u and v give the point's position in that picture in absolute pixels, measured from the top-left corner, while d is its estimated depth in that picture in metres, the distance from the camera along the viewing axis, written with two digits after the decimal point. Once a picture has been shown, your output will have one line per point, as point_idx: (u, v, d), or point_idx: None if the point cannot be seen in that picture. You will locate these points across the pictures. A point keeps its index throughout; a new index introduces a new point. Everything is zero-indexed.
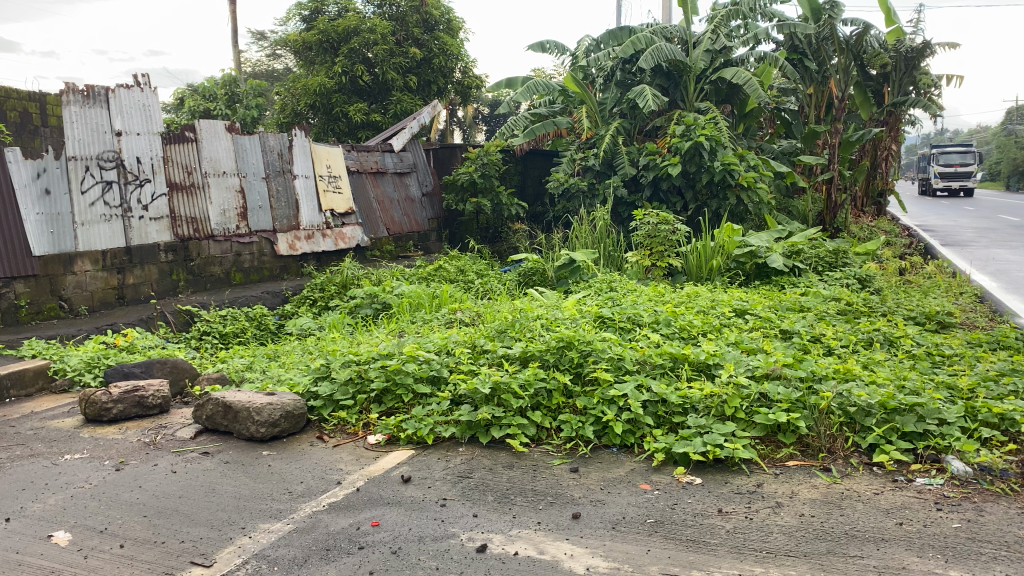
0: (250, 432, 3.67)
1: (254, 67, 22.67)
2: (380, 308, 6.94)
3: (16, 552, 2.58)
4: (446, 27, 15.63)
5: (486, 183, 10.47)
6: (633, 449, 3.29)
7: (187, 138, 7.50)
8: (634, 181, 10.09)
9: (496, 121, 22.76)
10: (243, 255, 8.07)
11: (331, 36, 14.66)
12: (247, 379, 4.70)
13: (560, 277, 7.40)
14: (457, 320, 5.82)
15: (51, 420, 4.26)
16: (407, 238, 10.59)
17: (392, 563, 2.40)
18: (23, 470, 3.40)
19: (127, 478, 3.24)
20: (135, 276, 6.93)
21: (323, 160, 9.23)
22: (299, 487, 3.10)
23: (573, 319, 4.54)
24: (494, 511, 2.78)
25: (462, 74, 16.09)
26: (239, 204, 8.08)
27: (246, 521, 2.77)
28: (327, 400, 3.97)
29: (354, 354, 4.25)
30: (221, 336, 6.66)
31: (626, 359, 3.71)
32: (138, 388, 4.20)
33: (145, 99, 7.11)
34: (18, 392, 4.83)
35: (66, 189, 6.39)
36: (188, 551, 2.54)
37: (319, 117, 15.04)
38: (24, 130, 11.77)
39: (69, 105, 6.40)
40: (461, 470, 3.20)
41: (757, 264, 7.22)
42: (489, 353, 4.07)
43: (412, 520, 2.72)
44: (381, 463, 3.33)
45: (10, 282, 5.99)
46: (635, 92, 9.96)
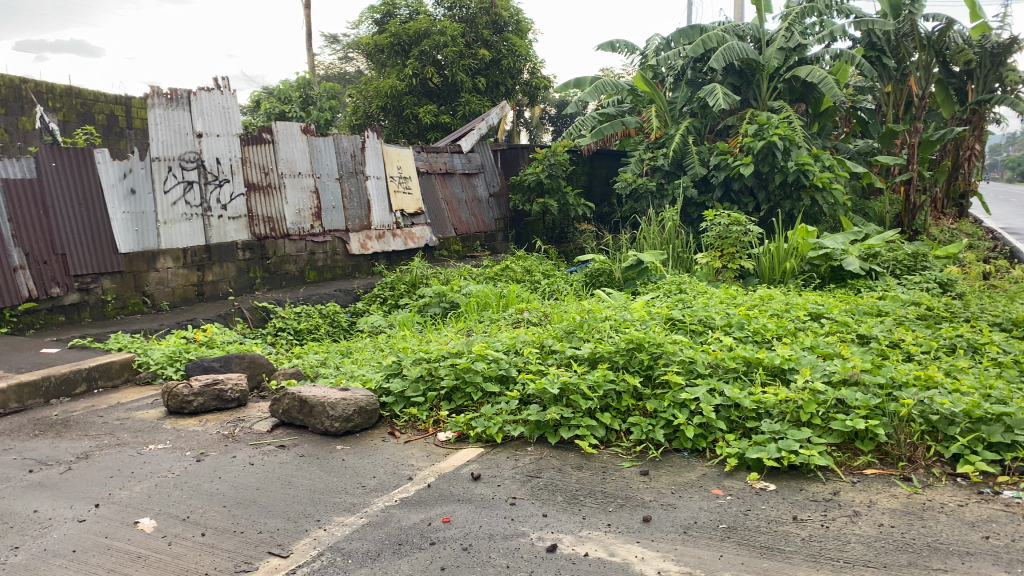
0: (324, 427, 3.75)
1: (327, 70, 23.16)
2: (448, 307, 7.00)
3: (105, 537, 2.69)
4: (515, 28, 15.65)
5: (553, 183, 10.48)
6: (705, 454, 3.26)
7: (264, 139, 7.72)
8: (704, 181, 9.96)
9: (563, 121, 22.76)
10: (318, 254, 8.28)
11: (402, 39, 14.86)
12: (322, 375, 4.84)
13: (627, 279, 7.33)
14: (524, 320, 5.83)
15: (136, 411, 4.43)
16: (474, 239, 10.68)
17: (463, 559, 2.42)
18: (110, 459, 3.55)
19: (208, 469, 3.35)
20: (214, 273, 7.18)
21: (393, 161, 9.38)
22: (372, 482, 3.15)
23: (643, 321, 4.50)
24: (564, 512, 2.78)
25: (531, 74, 16.10)
26: (314, 204, 8.28)
27: (321, 514, 2.83)
28: (398, 397, 4.04)
29: (425, 352, 4.29)
30: (296, 333, 6.82)
31: (698, 362, 3.64)
32: (217, 382, 4.34)
33: (225, 102, 7.33)
34: (105, 384, 5.06)
35: (150, 189, 6.66)
36: (265, 542, 2.61)
37: (390, 118, 15.24)
38: (111, 132, 12.24)
39: (154, 108, 6.65)
40: (531, 470, 3.21)
41: (832, 267, 7.03)
42: (557, 353, 4.06)
43: (482, 517, 2.74)
44: (451, 461, 3.36)
45: (98, 278, 6.30)
46: (706, 91, 9.82)
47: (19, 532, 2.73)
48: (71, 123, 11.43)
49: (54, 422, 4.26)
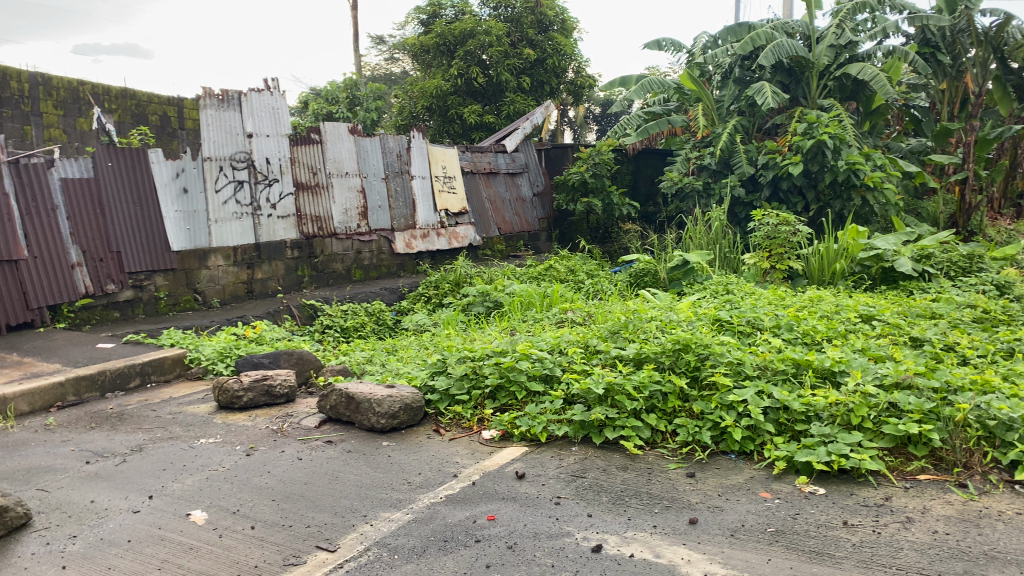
0: (371, 423, 3.79)
1: (373, 71, 23.35)
2: (492, 306, 7.02)
3: (158, 528, 2.75)
4: (560, 27, 15.62)
5: (597, 183, 10.42)
6: (753, 457, 3.22)
7: (313, 139, 7.84)
8: (752, 181, 9.83)
9: (607, 120, 22.68)
10: (364, 254, 8.43)
11: (448, 39, 14.94)
12: (368, 372, 4.91)
13: (672, 279, 7.27)
14: (568, 320, 5.82)
15: (187, 405, 4.53)
16: (518, 238, 10.70)
17: (508, 557, 2.42)
18: (163, 451, 3.63)
19: (257, 463, 3.41)
20: (263, 272, 7.36)
21: (439, 161, 9.43)
22: (418, 478, 3.18)
23: (689, 321, 4.45)
24: (609, 512, 2.77)
25: (576, 73, 16.05)
26: (360, 204, 8.39)
27: (368, 509, 2.86)
28: (443, 394, 4.07)
29: (470, 350, 4.31)
30: (342, 330, 6.89)
31: (746, 363, 3.59)
32: (266, 377, 4.41)
33: (275, 102, 7.45)
34: (158, 378, 5.18)
35: (202, 188, 6.82)
36: (313, 536, 2.65)
37: (435, 118, 15.33)
38: (163, 133, 12.52)
39: (205, 108, 6.78)
40: (575, 469, 3.20)
41: (884, 268, 6.90)
42: (602, 353, 4.04)
43: (527, 516, 2.75)
44: (495, 459, 3.38)
45: (152, 275, 6.49)
46: (754, 90, 9.69)
47: (77, 522, 2.81)
48: (125, 123, 11.72)
49: (110, 415, 4.37)
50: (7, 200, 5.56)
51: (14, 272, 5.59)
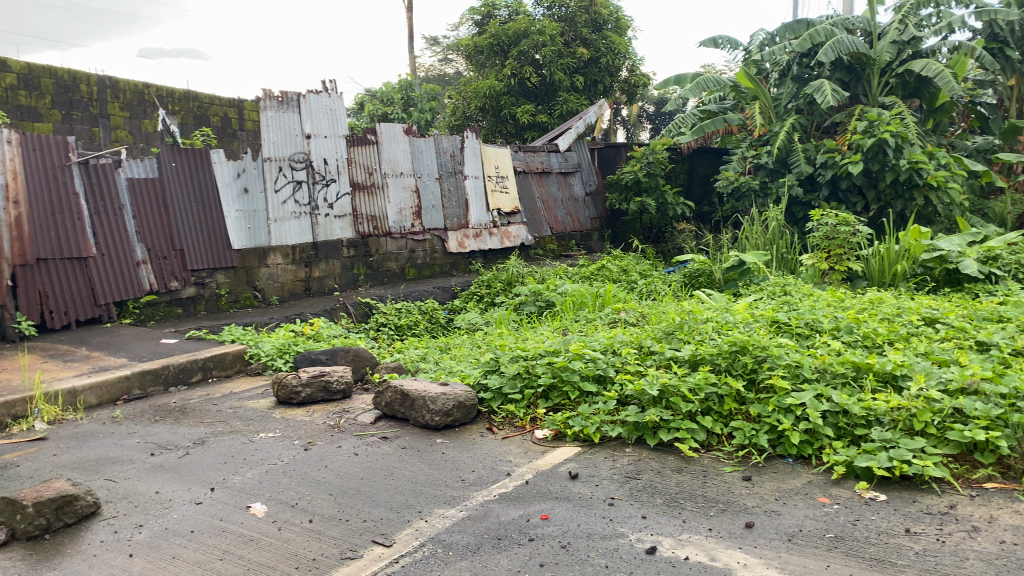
0: (425, 420, 3.84)
1: (428, 72, 23.55)
2: (544, 306, 7.03)
3: (220, 519, 2.82)
4: (615, 26, 15.53)
5: (651, 182, 10.33)
6: (811, 461, 3.17)
7: (369, 140, 7.95)
8: (810, 180, 9.65)
9: (662, 119, 22.50)
10: (417, 253, 8.53)
11: (502, 39, 14.99)
12: (422, 369, 4.96)
13: (727, 280, 7.17)
14: (621, 320, 5.80)
15: (247, 400, 4.63)
16: (570, 238, 10.69)
17: (562, 557, 2.43)
18: (225, 445, 3.73)
19: (315, 458, 3.48)
20: (320, 270, 7.51)
21: (492, 161, 9.47)
22: (472, 476, 3.20)
23: (746, 323, 4.39)
24: (664, 515, 2.75)
25: (630, 72, 15.95)
26: (415, 203, 8.48)
27: (422, 506, 2.89)
28: (497, 393, 4.09)
29: (523, 350, 4.32)
30: (397, 328, 6.98)
31: (805, 366, 3.52)
32: (324, 373, 4.50)
33: (333, 104, 7.57)
34: (219, 373, 5.32)
35: (261, 188, 6.99)
36: (369, 530, 2.69)
37: (489, 118, 15.39)
38: (224, 134, 12.79)
39: (266, 110, 6.93)
40: (629, 471, 3.19)
41: (948, 270, 6.72)
42: (656, 354, 4.01)
43: (581, 516, 2.75)
44: (549, 458, 3.38)
45: (213, 273, 6.68)
46: (813, 87, 9.51)
47: (143, 512, 2.90)
48: (188, 125, 12.02)
49: (173, 409, 4.49)
50: (76, 199, 5.82)
51: (83, 268, 5.82)
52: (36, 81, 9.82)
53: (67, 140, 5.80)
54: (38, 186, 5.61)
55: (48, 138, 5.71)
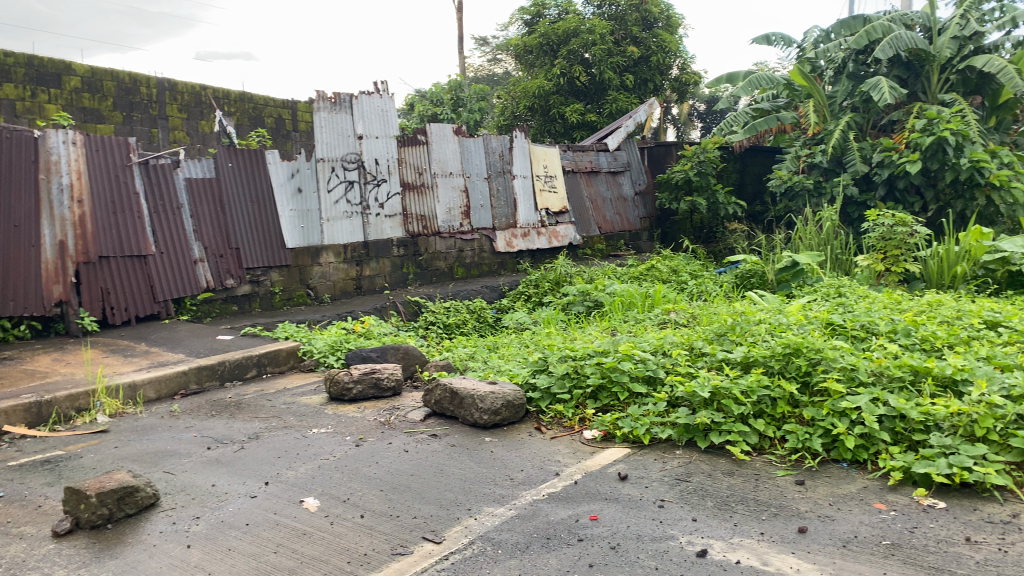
0: (474, 418, 3.86)
1: (476, 72, 23.65)
2: (592, 306, 7.01)
3: (274, 513, 2.88)
4: (665, 24, 15.41)
5: (701, 181, 10.22)
6: (866, 466, 3.11)
7: (419, 140, 8.02)
8: (866, 179, 9.45)
9: (713, 117, 22.26)
10: (466, 252, 8.59)
11: (551, 39, 14.97)
12: (471, 368, 4.98)
13: (780, 280, 7.06)
14: (671, 321, 5.76)
15: (300, 396, 4.71)
16: (619, 238, 10.65)
17: (611, 558, 2.42)
18: (279, 440, 3.80)
19: (366, 454, 3.52)
20: (371, 269, 7.62)
21: (541, 160, 9.47)
22: (520, 475, 3.21)
23: (799, 325, 4.32)
24: (714, 518, 2.73)
25: (680, 70, 15.80)
26: (463, 203, 8.53)
27: (472, 503, 2.91)
28: (545, 393, 4.10)
29: (571, 350, 4.32)
30: (445, 327, 7.03)
31: (861, 369, 3.45)
32: (375, 370, 4.55)
33: (384, 104, 7.65)
34: (273, 369, 5.43)
35: (315, 188, 7.11)
36: (420, 527, 2.72)
37: (537, 118, 15.40)
38: (278, 135, 13.02)
39: (319, 111, 7.04)
40: (679, 473, 3.17)
41: (1010, 272, 6.54)
42: (707, 356, 3.97)
43: (630, 518, 2.74)
44: (598, 459, 3.38)
45: (268, 271, 6.83)
46: (869, 84, 9.31)
47: (200, 504, 2.98)
48: (244, 126, 12.27)
49: (228, 403, 4.59)
50: (136, 199, 5.99)
51: (142, 266, 5.98)
52: (99, 84, 10.12)
53: (128, 140, 5.97)
54: (101, 186, 5.79)
55: (110, 139, 5.89)
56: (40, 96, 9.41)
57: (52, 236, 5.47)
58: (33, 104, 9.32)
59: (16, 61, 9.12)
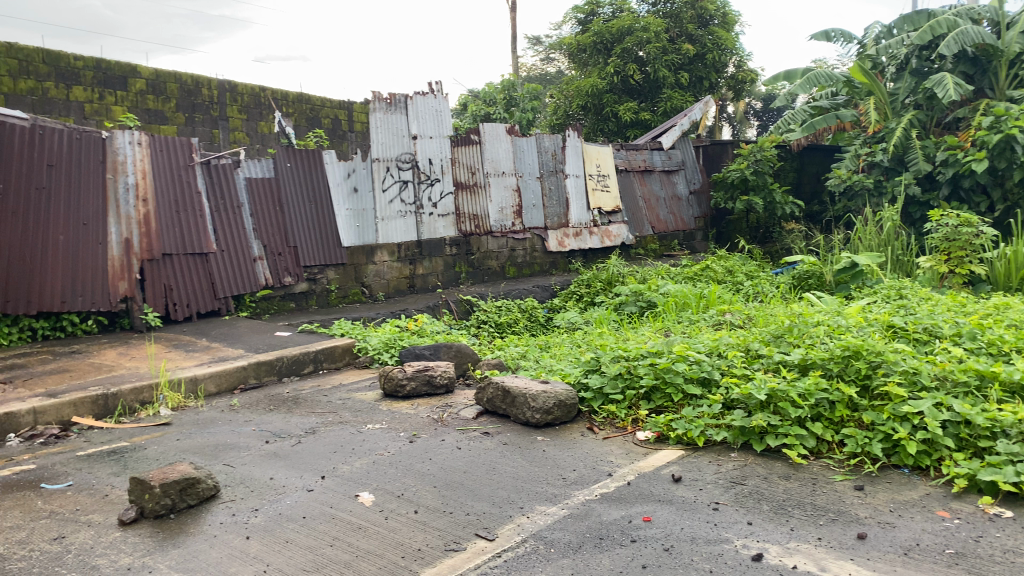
0: (526, 417, 3.87)
1: (529, 71, 23.71)
2: (645, 306, 6.96)
3: (330, 506, 2.93)
4: (721, 21, 15.22)
5: (758, 180, 10.05)
6: (929, 472, 3.03)
7: (472, 140, 8.07)
8: (929, 178, 9.19)
9: (769, 115, 21.92)
10: (517, 251, 8.63)
11: (605, 37, 14.89)
12: (523, 367, 4.99)
13: (839, 281, 6.91)
14: (726, 322, 5.68)
15: (355, 392, 4.78)
16: (672, 238, 10.57)
17: (665, 560, 2.41)
18: (335, 435, 3.87)
19: (420, 450, 3.56)
20: (424, 267, 7.71)
21: (593, 160, 9.43)
22: (573, 474, 3.21)
23: (859, 327, 4.22)
24: (771, 522, 2.68)
25: (736, 68, 15.59)
26: (516, 202, 8.56)
27: (524, 502, 2.92)
28: (598, 393, 4.09)
29: (624, 350, 4.29)
30: (497, 326, 7.05)
31: (924, 373, 3.36)
32: (428, 368, 4.59)
33: (439, 105, 7.71)
34: (329, 365, 5.52)
35: (370, 188, 7.20)
36: (473, 523, 2.73)
37: (591, 117, 15.36)
38: (335, 135, 13.21)
39: (375, 112, 7.13)
40: (734, 476, 3.13)
41: None
42: (764, 358, 3.90)
43: (684, 520, 2.71)
44: (651, 460, 3.36)
45: (324, 269, 6.94)
46: (933, 81, 9.07)
47: (259, 496, 3.04)
48: (301, 127, 12.48)
49: (286, 398, 4.69)
50: (198, 198, 6.15)
51: (204, 264, 6.13)
52: (162, 86, 10.39)
53: (191, 141, 6.12)
54: (165, 186, 5.95)
55: (174, 140, 6.05)
56: (108, 98, 9.69)
57: (118, 234, 5.65)
58: (101, 106, 9.61)
59: (85, 64, 9.41)
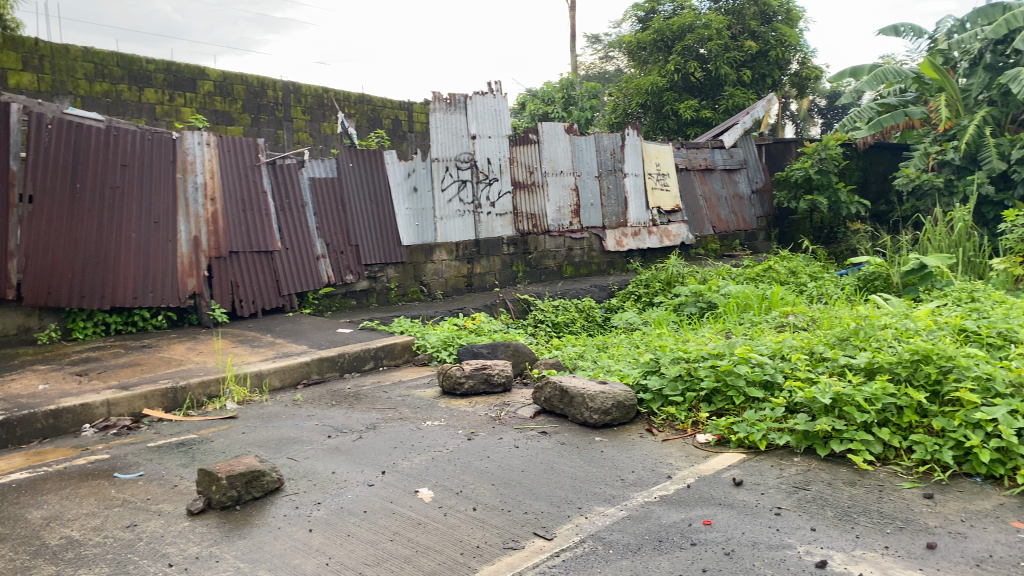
0: (584, 417, 3.86)
1: (588, 70, 23.64)
2: (705, 307, 6.88)
3: (391, 502, 2.97)
4: (785, 18, 14.94)
5: (823, 179, 9.83)
6: (1003, 482, 2.93)
7: (531, 139, 8.08)
8: (1003, 176, 8.88)
9: (835, 112, 21.42)
10: (575, 251, 8.62)
11: (666, 35, 14.73)
12: (580, 367, 4.98)
13: (906, 283, 6.72)
14: (789, 324, 5.57)
15: (415, 389, 4.84)
16: (733, 238, 10.42)
17: (726, 564, 2.38)
18: (395, 431, 3.92)
19: (478, 448, 3.59)
20: (482, 266, 7.76)
21: (653, 158, 9.35)
22: (632, 476, 3.19)
23: (929, 331, 4.09)
24: (835, 528, 2.63)
25: (800, 65, 15.26)
26: (574, 201, 8.54)
27: (582, 502, 2.92)
28: (657, 394, 4.06)
29: (684, 351, 4.25)
30: (554, 325, 7.06)
31: (998, 379, 3.24)
32: (486, 366, 4.61)
33: (497, 104, 7.75)
34: (389, 362, 5.59)
35: (430, 187, 7.27)
36: (531, 522, 2.74)
37: (650, 116, 15.24)
38: (395, 135, 13.36)
39: (435, 112, 7.20)
40: (798, 481, 3.07)
41: None
42: (828, 361, 3.83)
43: (745, 524, 2.68)
44: (711, 463, 3.32)
45: (384, 267, 7.04)
46: (1008, 76, 8.77)
47: (322, 490, 3.10)
48: (363, 127, 12.65)
49: (347, 394, 4.77)
50: (264, 197, 6.29)
51: (269, 262, 6.28)
52: (229, 87, 10.65)
53: (257, 142, 6.26)
54: (231, 185, 6.10)
55: (241, 141, 6.20)
56: (177, 100, 9.97)
57: (187, 232, 5.82)
58: (171, 107, 9.90)
59: (156, 67, 9.69)
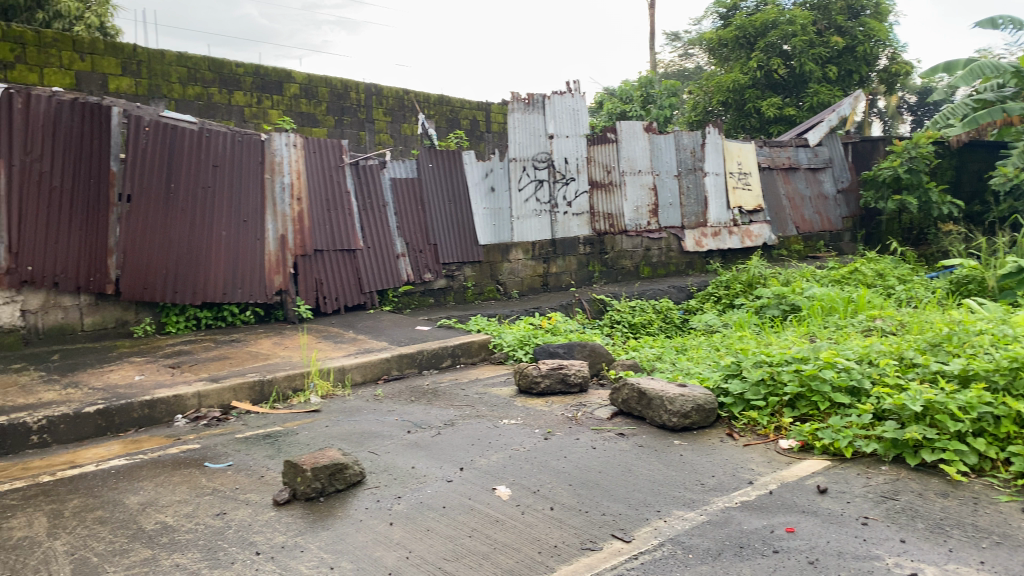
0: (662, 420, 3.83)
1: (667, 68, 23.40)
2: (787, 309, 6.74)
3: (469, 498, 3.00)
4: (874, 12, 14.51)
5: (912, 179, 9.47)
6: None
7: (608, 138, 8.03)
8: None
9: (926, 109, 20.65)
10: (653, 251, 8.56)
11: (748, 31, 14.43)
12: (658, 369, 4.92)
13: (1003, 288, 6.44)
14: (876, 328, 5.39)
15: (492, 387, 4.88)
16: (818, 239, 10.15)
17: (809, 573, 2.32)
18: (472, 428, 3.96)
19: (555, 447, 3.59)
20: (558, 266, 7.77)
21: (734, 157, 9.18)
22: (712, 481, 3.15)
23: None
24: (927, 541, 2.54)
25: (890, 60, 14.74)
26: (652, 201, 8.45)
27: (661, 505, 2.89)
28: (738, 398, 3.99)
29: (767, 355, 4.16)
30: (631, 326, 7.01)
31: None
32: (562, 365, 4.62)
33: (575, 103, 7.74)
34: (466, 360, 5.65)
35: (507, 187, 7.33)
36: (609, 524, 2.73)
37: (731, 114, 15.01)
38: (473, 136, 13.48)
39: (513, 112, 7.25)
40: (886, 490, 2.98)
41: None
42: (919, 367, 3.69)
43: (830, 533, 2.61)
44: (795, 470, 3.25)
45: (461, 266, 7.12)
46: None
47: (402, 484, 3.16)
48: (442, 128, 12.80)
49: (426, 390, 4.84)
50: (347, 197, 6.44)
51: (351, 260, 6.42)
52: (315, 90, 10.93)
53: (341, 143, 6.40)
54: (316, 185, 6.26)
55: (326, 142, 6.35)
56: (265, 102, 10.29)
57: (274, 231, 6.01)
58: (259, 110, 10.23)
59: (245, 70, 10.01)
